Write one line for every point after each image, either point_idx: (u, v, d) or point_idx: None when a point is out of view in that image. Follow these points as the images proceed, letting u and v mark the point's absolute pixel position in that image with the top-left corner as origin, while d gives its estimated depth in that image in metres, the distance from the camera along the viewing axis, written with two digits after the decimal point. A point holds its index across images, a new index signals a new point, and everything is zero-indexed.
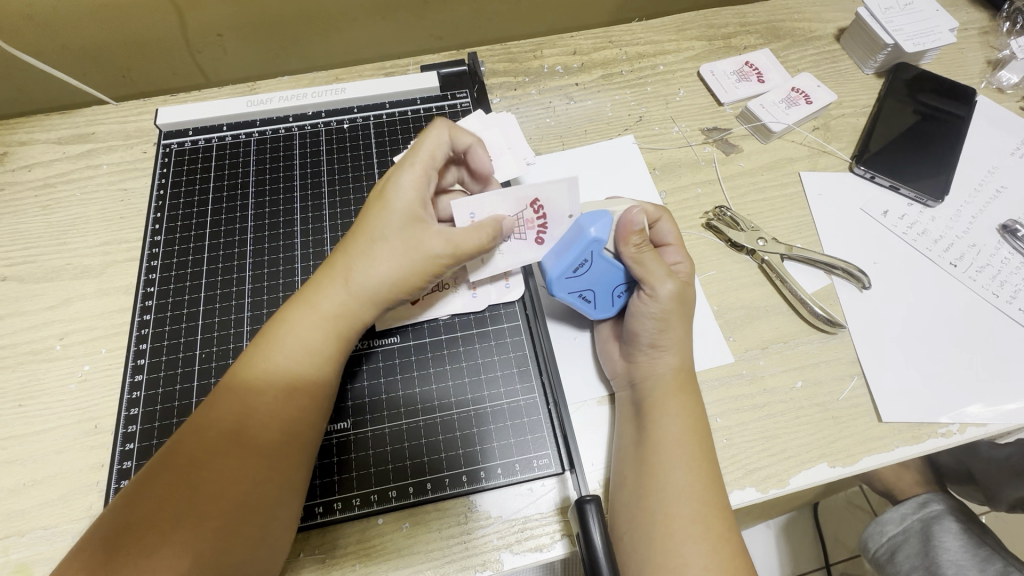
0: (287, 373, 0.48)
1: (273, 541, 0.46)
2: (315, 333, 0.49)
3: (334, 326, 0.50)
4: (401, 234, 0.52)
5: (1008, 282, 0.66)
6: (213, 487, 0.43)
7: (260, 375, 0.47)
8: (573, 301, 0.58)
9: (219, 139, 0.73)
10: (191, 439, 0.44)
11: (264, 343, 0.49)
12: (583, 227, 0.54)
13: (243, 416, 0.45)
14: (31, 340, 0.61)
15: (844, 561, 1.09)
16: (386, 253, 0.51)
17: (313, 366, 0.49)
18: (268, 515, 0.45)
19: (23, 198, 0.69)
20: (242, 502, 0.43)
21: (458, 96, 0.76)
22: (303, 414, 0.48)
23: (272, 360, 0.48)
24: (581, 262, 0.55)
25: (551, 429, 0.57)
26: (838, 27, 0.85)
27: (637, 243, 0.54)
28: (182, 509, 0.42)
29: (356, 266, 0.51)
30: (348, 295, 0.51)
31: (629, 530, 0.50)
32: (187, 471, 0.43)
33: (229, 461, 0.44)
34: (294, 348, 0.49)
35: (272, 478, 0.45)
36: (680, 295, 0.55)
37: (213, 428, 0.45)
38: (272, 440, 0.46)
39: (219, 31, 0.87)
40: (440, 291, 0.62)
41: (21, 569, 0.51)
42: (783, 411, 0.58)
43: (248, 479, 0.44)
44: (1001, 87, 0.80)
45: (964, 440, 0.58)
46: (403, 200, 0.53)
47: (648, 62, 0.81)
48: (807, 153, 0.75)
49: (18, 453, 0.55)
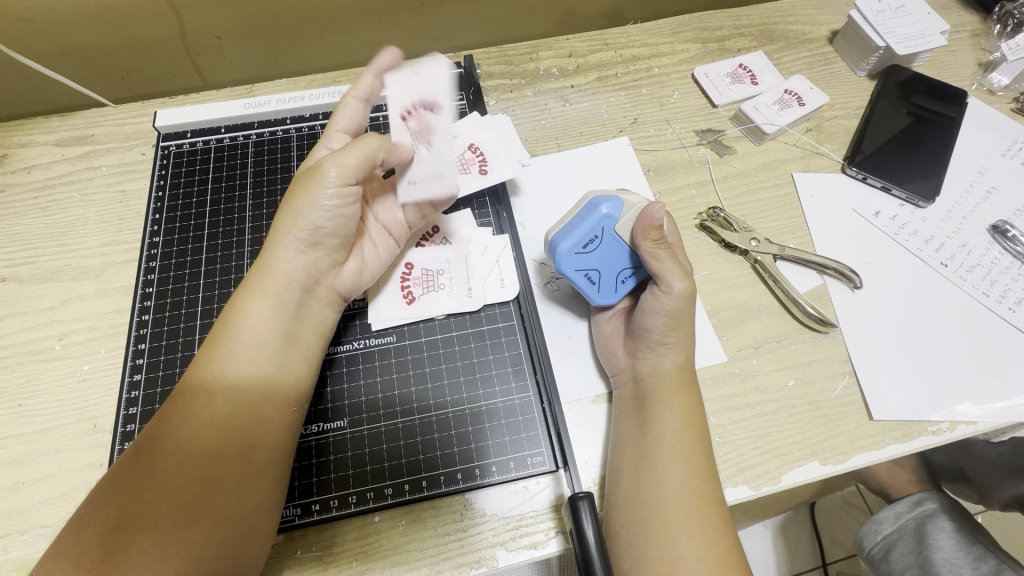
0: (235, 346, 0.49)
1: (244, 520, 0.46)
2: (252, 304, 0.50)
3: (269, 292, 0.51)
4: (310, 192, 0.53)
5: (999, 282, 0.66)
6: (171, 466, 0.44)
7: (206, 354, 0.49)
8: (579, 280, 0.58)
9: (218, 141, 0.73)
10: (152, 428, 0.47)
11: (214, 327, 0.51)
12: (596, 205, 0.58)
13: (193, 393, 0.47)
14: (31, 340, 0.62)
15: (840, 561, 1.09)
16: (302, 215, 0.52)
17: (261, 342, 0.49)
18: (231, 492, 0.45)
19: (23, 199, 0.70)
20: (201, 479, 0.44)
21: (454, 98, 0.77)
22: (247, 377, 0.48)
23: (217, 338, 0.49)
24: (592, 237, 0.57)
25: (545, 428, 0.58)
26: (831, 29, 0.86)
27: (655, 238, 0.55)
28: (145, 492, 0.43)
29: (282, 233, 0.52)
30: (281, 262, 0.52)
31: (621, 526, 0.50)
32: (148, 457, 0.45)
33: (182, 436, 0.45)
34: (240, 325, 0.49)
35: (222, 457, 0.45)
36: (690, 294, 0.56)
37: (168, 413, 0.47)
38: (219, 412, 0.46)
39: (218, 34, 0.88)
40: (435, 291, 0.63)
41: (21, 567, 0.51)
42: (775, 409, 0.59)
43: (202, 452, 0.45)
44: (992, 89, 0.81)
45: (954, 438, 0.59)
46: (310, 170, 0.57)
47: (643, 64, 0.82)
48: (800, 154, 0.75)
49: (18, 452, 0.56)
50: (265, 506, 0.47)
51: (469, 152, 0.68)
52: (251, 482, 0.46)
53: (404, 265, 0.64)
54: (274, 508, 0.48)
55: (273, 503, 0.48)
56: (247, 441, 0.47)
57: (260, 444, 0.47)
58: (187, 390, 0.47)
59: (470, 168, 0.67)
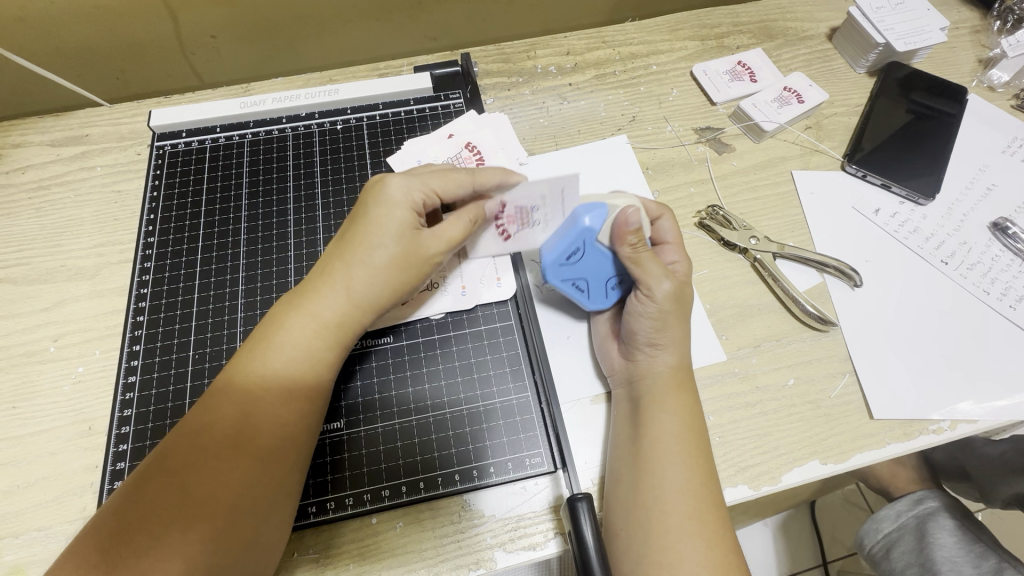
0: (283, 374, 0.47)
1: (264, 546, 0.45)
2: (312, 339, 0.49)
3: (332, 331, 0.50)
4: (392, 236, 0.52)
5: (999, 280, 0.66)
6: (207, 488, 0.43)
7: (257, 381, 0.47)
8: (568, 290, 0.59)
9: (213, 140, 0.73)
10: (183, 444, 0.44)
11: (259, 348, 0.48)
12: (576, 217, 0.56)
13: (242, 419, 0.45)
14: (26, 341, 0.61)
15: (841, 560, 1.09)
16: (376, 257, 0.51)
17: (309, 369, 0.49)
18: (261, 519, 0.44)
19: (17, 200, 0.69)
20: (235, 506, 0.43)
21: (451, 97, 0.76)
22: (301, 417, 0.48)
23: (267, 363, 0.47)
24: (574, 250, 0.57)
25: (543, 428, 0.57)
26: (830, 26, 0.86)
27: (634, 242, 0.54)
28: (174, 509, 0.42)
29: (348, 268, 0.51)
30: (347, 301, 0.50)
31: (620, 527, 0.50)
32: (180, 474, 0.43)
33: (223, 465, 0.44)
34: (290, 355, 0.48)
35: (265, 482, 0.45)
36: (676, 295, 0.55)
37: (206, 435, 0.44)
38: (269, 444, 0.45)
39: (214, 33, 0.87)
40: (430, 290, 0.62)
41: (16, 570, 0.51)
42: (775, 408, 0.59)
43: (243, 483, 0.44)
44: (992, 86, 0.81)
45: (955, 437, 0.58)
46: (389, 203, 0.52)
47: (641, 62, 0.82)
48: (799, 152, 0.75)
49: (12, 454, 0.55)
50: (281, 530, 0.47)
51: (465, 150, 0.68)
52: (279, 510, 0.46)
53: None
54: (286, 531, 0.48)
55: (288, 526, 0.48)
56: (288, 477, 0.46)
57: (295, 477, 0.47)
58: (232, 416, 0.45)
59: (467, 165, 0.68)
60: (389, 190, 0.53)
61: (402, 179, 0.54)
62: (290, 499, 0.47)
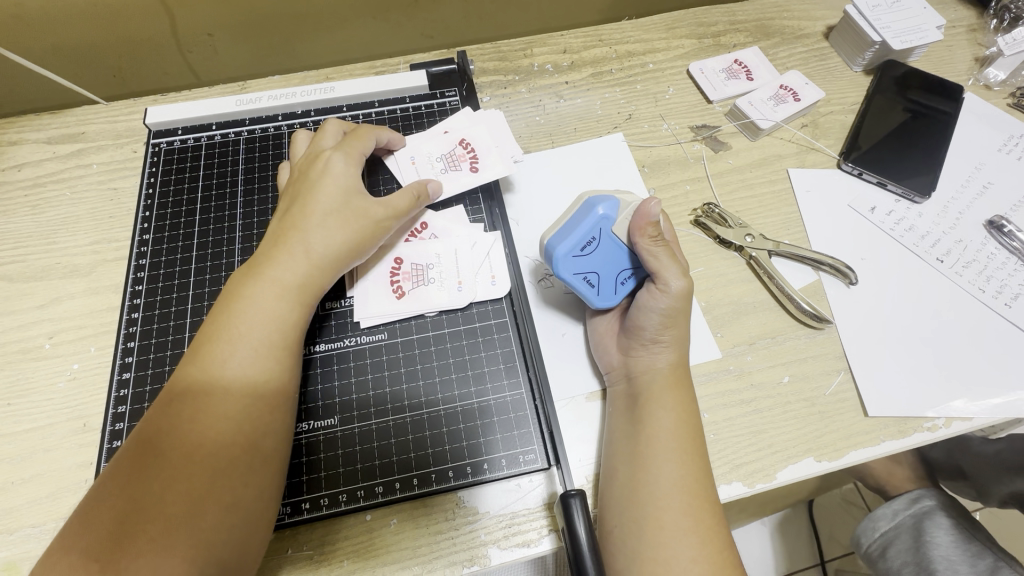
0: (248, 338, 0.49)
1: (251, 509, 0.45)
2: (276, 303, 0.51)
3: (294, 292, 0.52)
4: (342, 203, 0.57)
5: (995, 278, 0.66)
6: (183, 456, 0.43)
7: (221, 346, 0.48)
8: (577, 284, 0.57)
9: (209, 138, 0.73)
10: (155, 419, 0.45)
11: (221, 316, 0.50)
12: (591, 206, 0.56)
13: (209, 383, 0.46)
14: (20, 339, 0.61)
15: (839, 558, 1.09)
16: (329, 222, 0.55)
17: (275, 330, 0.50)
18: (239, 478, 0.45)
19: (12, 197, 0.69)
20: (213, 467, 0.44)
21: (447, 94, 0.76)
22: (270, 374, 0.49)
23: (230, 327, 0.49)
24: (590, 240, 0.56)
25: (538, 425, 0.57)
26: (827, 24, 0.86)
27: (652, 234, 0.55)
28: (155, 482, 0.42)
29: (305, 236, 0.54)
30: (306, 263, 0.53)
31: (615, 524, 0.50)
32: (155, 447, 0.43)
33: (195, 428, 0.44)
34: (254, 318, 0.50)
35: (238, 442, 0.45)
36: (688, 293, 0.55)
37: (177, 407, 0.45)
38: (243, 402, 0.46)
39: (211, 31, 0.87)
40: (425, 286, 0.62)
41: (9, 567, 0.51)
42: (769, 406, 0.59)
43: (217, 443, 0.44)
44: (989, 84, 0.81)
45: (950, 434, 0.58)
46: (327, 176, 0.58)
47: (637, 60, 0.82)
48: (795, 150, 0.75)
49: (7, 451, 0.55)
50: (269, 492, 0.47)
51: (459, 148, 0.68)
52: (260, 470, 0.46)
53: (394, 261, 0.63)
54: (275, 495, 0.47)
55: (277, 490, 0.48)
56: (265, 433, 0.47)
57: (273, 434, 0.48)
58: (199, 383, 0.46)
59: (461, 164, 0.68)
60: (330, 168, 0.59)
61: (339, 158, 0.59)
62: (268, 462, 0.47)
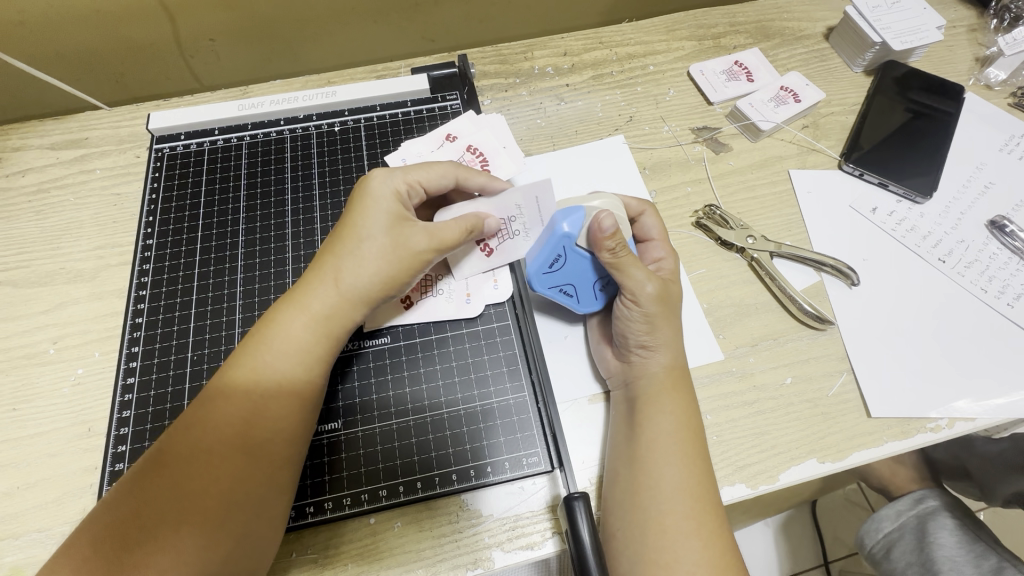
0: (276, 373, 0.48)
1: (259, 535, 0.45)
2: (305, 334, 0.50)
3: (324, 324, 0.50)
4: (384, 226, 0.53)
5: (997, 278, 0.66)
6: (198, 482, 0.43)
7: (249, 373, 0.47)
8: (556, 297, 0.60)
9: (211, 143, 0.73)
10: (175, 438, 0.45)
11: (251, 340, 0.49)
12: (555, 223, 0.56)
13: (233, 412, 0.46)
14: (26, 344, 0.61)
15: (843, 559, 1.09)
16: (370, 249, 0.52)
17: (305, 366, 0.49)
18: (253, 514, 0.45)
19: (17, 203, 0.69)
20: (227, 498, 0.43)
21: (448, 98, 0.76)
22: (297, 410, 0.48)
23: (260, 356, 0.48)
24: (556, 257, 0.57)
25: (541, 428, 0.57)
26: (827, 25, 0.86)
27: (612, 247, 0.53)
28: (171, 508, 0.42)
29: (338, 262, 0.52)
30: (338, 294, 0.51)
31: (618, 527, 0.50)
32: (175, 471, 0.43)
33: (214, 457, 0.44)
34: (285, 351, 0.49)
35: (258, 480, 0.45)
36: (662, 296, 0.55)
37: (199, 427, 0.45)
38: (267, 439, 0.46)
39: (212, 36, 0.88)
40: (432, 297, 0.63)
41: (14, 572, 0.51)
42: (772, 408, 0.59)
43: (235, 475, 0.44)
44: (989, 84, 0.81)
45: (953, 435, 0.58)
46: (382, 203, 0.54)
47: (638, 63, 0.82)
48: (796, 151, 0.75)
49: (12, 456, 0.56)
50: (279, 522, 0.47)
51: (468, 154, 0.69)
52: (274, 505, 0.46)
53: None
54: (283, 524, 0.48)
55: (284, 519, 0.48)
56: (284, 468, 0.47)
57: (290, 464, 0.47)
58: (224, 410, 0.46)
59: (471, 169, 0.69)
60: (375, 186, 0.55)
61: (386, 175, 0.56)
62: (281, 499, 0.47)
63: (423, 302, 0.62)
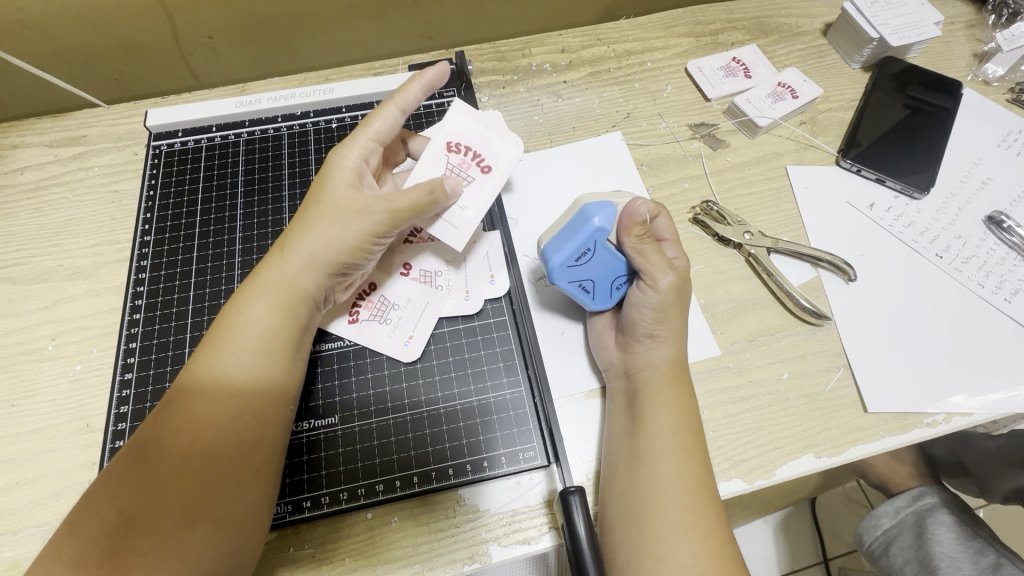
0: (241, 350, 0.48)
1: (238, 522, 0.45)
2: (268, 311, 0.50)
3: (288, 300, 0.50)
4: (342, 206, 0.52)
5: (994, 274, 0.66)
6: (173, 467, 0.43)
7: (216, 353, 0.48)
8: (573, 291, 0.58)
9: (209, 140, 0.73)
10: (149, 426, 0.46)
11: (218, 325, 0.50)
12: (587, 216, 0.54)
13: (201, 395, 0.46)
14: (24, 340, 0.62)
15: (841, 556, 1.10)
16: (327, 226, 0.52)
17: (270, 341, 0.49)
18: (228, 490, 0.45)
19: (15, 200, 0.70)
20: (199, 479, 0.44)
21: (445, 95, 0.77)
22: (264, 382, 0.48)
23: (223, 338, 0.48)
24: (585, 250, 0.55)
25: (537, 423, 0.58)
26: (826, 21, 0.86)
27: (640, 233, 0.55)
28: (143, 492, 0.42)
29: (300, 244, 0.52)
30: (297, 272, 0.51)
31: (615, 521, 0.50)
32: (150, 458, 0.44)
33: (184, 437, 0.44)
34: (249, 328, 0.49)
35: (229, 454, 0.45)
36: (679, 288, 0.55)
37: (171, 412, 0.46)
38: (237, 415, 0.46)
39: (210, 34, 0.88)
40: (387, 317, 0.61)
41: (13, 567, 0.51)
42: (769, 403, 0.59)
43: (207, 452, 0.44)
44: (987, 80, 0.81)
45: (950, 430, 0.58)
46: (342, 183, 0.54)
47: (636, 59, 0.82)
48: (794, 147, 0.75)
49: (11, 451, 0.56)
50: (262, 501, 0.47)
51: (454, 155, 0.58)
52: (251, 483, 0.46)
53: (366, 285, 0.62)
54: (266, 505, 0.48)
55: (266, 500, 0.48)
56: (254, 441, 0.47)
57: (265, 446, 0.47)
58: (192, 393, 0.46)
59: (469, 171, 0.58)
60: (333, 166, 0.55)
61: (343, 151, 0.56)
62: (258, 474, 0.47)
63: (375, 321, 0.61)
